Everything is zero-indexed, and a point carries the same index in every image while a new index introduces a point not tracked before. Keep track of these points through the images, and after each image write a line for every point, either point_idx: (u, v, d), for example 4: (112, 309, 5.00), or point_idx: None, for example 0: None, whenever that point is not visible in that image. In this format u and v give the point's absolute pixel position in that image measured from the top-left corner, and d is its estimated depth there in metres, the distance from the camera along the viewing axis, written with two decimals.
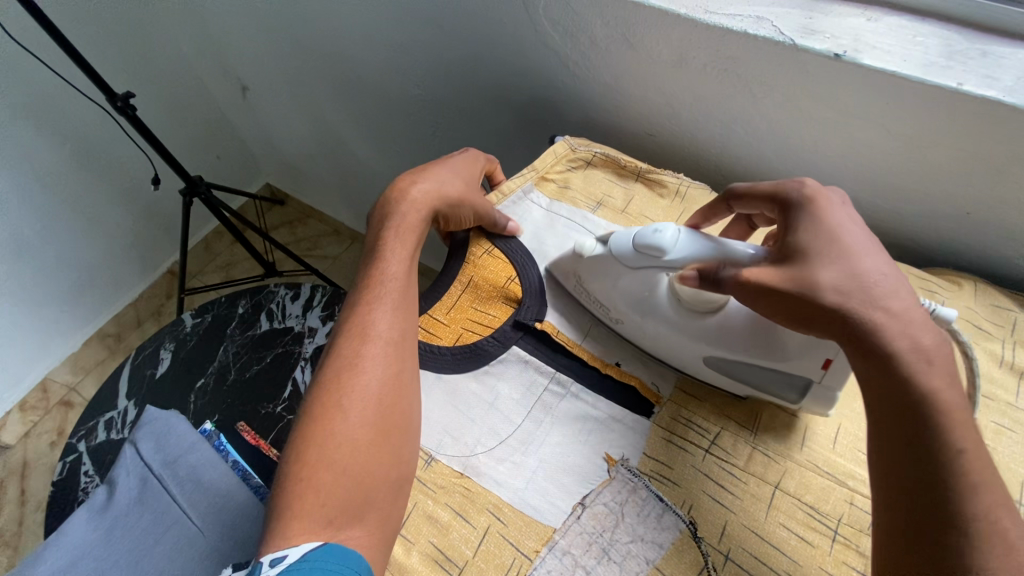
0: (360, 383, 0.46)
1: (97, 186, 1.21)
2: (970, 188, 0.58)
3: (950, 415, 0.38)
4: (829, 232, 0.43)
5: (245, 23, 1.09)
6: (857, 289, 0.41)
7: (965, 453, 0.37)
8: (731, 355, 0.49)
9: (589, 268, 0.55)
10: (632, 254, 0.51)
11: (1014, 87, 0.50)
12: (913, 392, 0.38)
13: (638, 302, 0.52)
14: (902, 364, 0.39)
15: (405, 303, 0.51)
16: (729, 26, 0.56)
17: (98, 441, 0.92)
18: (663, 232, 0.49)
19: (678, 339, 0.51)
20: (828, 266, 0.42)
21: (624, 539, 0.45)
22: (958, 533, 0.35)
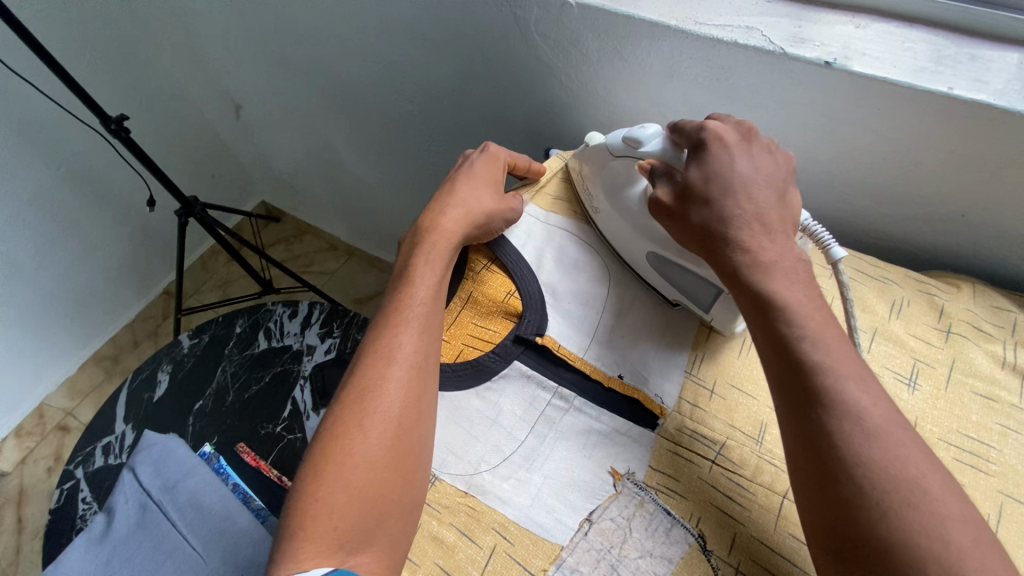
0: (382, 403, 0.46)
1: (92, 208, 1.20)
2: (965, 189, 0.58)
3: (799, 312, 0.43)
4: (704, 165, 0.48)
5: (238, 43, 1.10)
6: (718, 215, 0.47)
7: (810, 341, 0.41)
8: (667, 254, 0.54)
9: (588, 158, 0.61)
10: (618, 146, 0.56)
11: (1003, 90, 0.51)
12: (764, 295, 0.44)
13: (612, 194, 0.58)
14: (748, 275, 0.45)
15: (430, 326, 0.51)
16: (719, 37, 0.57)
17: (95, 467, 0.91)
18: (642, 131, 0.53)
19: (631, 233, 0.57)
20: (696, 197, 0.48)
21: (632, 555, 0.44)
22: (812, 408, 0.39)
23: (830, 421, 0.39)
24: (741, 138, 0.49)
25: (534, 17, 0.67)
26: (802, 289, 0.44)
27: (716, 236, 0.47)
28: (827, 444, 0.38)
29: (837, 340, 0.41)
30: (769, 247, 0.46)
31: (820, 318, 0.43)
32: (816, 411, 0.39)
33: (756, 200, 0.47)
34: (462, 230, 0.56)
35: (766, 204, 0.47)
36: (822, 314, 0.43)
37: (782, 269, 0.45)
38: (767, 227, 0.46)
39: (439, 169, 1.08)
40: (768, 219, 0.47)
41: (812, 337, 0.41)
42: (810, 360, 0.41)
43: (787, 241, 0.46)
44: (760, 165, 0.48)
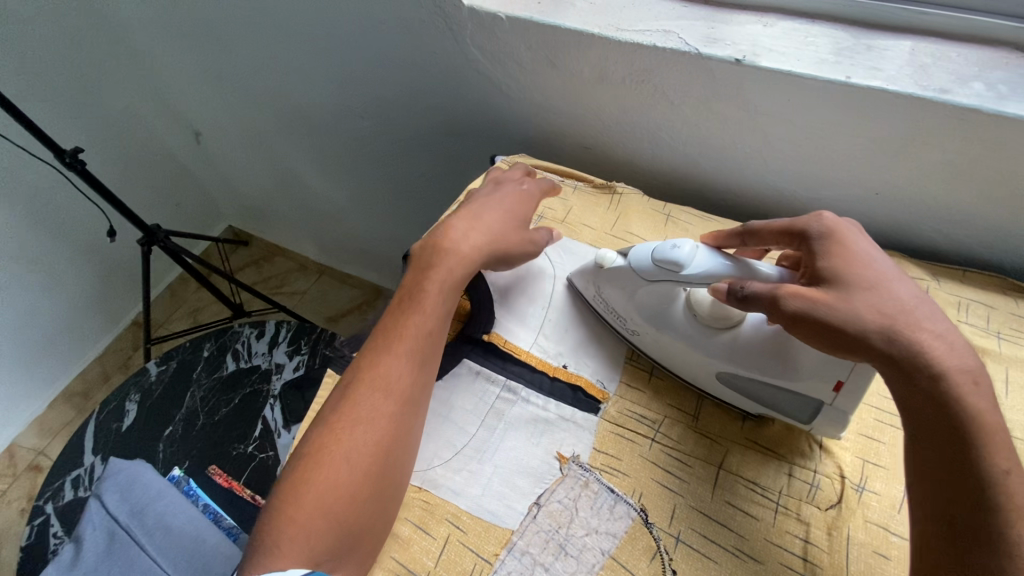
0: (370, 434, 0.45)
1: (53, 243, 1.20)
2: (875, 170, 0.61)
3: (1000, 441, 0.38)
4: (852, 252, 0.45)
5: (193, 71, 1.11)
6: (897, 315, 0.41)
7: (1016, 479, 0.37)
8: (750, 372, 0.49)
9: (609, 282, 0.55)
10: (652, 270, 0.51)
11: (896, 76, 0.55)
12: (968, 420, 0.38)
13: (654, 315, 0.54)
14: (951, 396, 0.39)
15: (428, 357, 0.50)
16: (640, 42, 0.61)
17: (65, 500, 0.91)
18: (678, 252, 0.49)
19: (694, 354, 0.51)
20: (863, 290, 0.42)
21: (579, 533, 0.46)
22: (1002, 556, 0.36)
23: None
24: (858, 226, 0.48)
25: (469, 32, 0.70)
26: (988, 406, 0.40)
27: (899, 344, 0.41)
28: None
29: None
30: (952, 354, 0.41)
31: (1007, 445, 0.39)
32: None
33: (914, 289, 0.43)
34: (480, 246, 0.55)
35: (919, 298, 0.44)
36: (1003, 436, 0.39)
37: (982, 373, 0.40)
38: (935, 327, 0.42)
39: (398, 183, 1.10)
40: (932, 315, 0.43)
41: (1018, 474, 0.38)
42: (1016, 501, 0.37)
43: (951, 341, 0.42)
44: (884, 254, 0.47)
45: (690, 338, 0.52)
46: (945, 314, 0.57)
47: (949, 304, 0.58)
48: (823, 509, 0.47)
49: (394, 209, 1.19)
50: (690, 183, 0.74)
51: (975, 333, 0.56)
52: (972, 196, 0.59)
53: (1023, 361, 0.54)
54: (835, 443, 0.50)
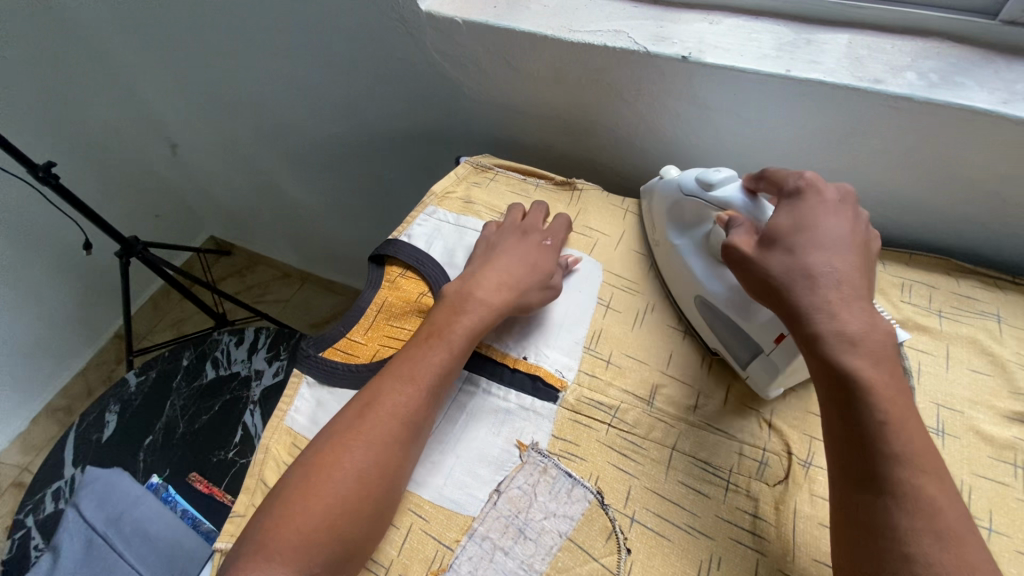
0: (380, 455, 0.47)
1: (31, 258, 1.20)
2: (820, 161, 0.64)
3: (882, 394, 0.40)
4: (795, 217, 0.48)
5: (167, 82, 1.12)
6: (800, 270, 0.45)
7: (891, 428, 0.39)
8: (713, 300, 0.55)
9: (659, 196, 0.63)
10: (689, 188, 0.58)
11: (834, 68, 0.57)
12: (842, 365, 0.41)
13: (679, 230, 0.60)
14: (830, 339, 0.42)
15: (442, 390, 0.51)
16: (590, 42, 0.63)
17: (45, 513, 0.91)
18: (715, 175, 0.56)
19: (685, 274, 0.58)
20: (779, 246, 0.47)
21: (538, 517, 0.48)
22: (884, 494, 0.38)
23: (897, 514, 0.37)
24: (840, 199, 0.49)
25: (429, 36, 0.72)
26: (888, 367, 0.41)
27: (792, 291, 0.45)
28: (889, 533, 0.37)
29: (919, 431, 0.40)
30: (858, 314, 0.43)
31: (903, 403, 0.40)
32: (881, 496, 0.38)
33: (845, 263, 0.45)
34: (501, 288, 0.57)
35: (852, 266, 0.46)
36: (902, 399, 0.40)
37: (872, 342, 0.42)
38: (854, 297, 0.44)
39: (372, 187, 1.11)
40: (856, 281, 0.45)
41: (895, 423, 0.39)
42: (887, 445, 0.39)
43: (872, 309, 0.44)
44: (852, 229, 0.48)
45: (689, 259, 0.58)
46: (889, 295, 0.59)
47: (894, 286, 0.60)
48: (771, 485, 0.49)
49: (370, 214, 1.21)
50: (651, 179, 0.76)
51: (917, 312, 0.58)
52: (914, 181, 0.61)
53: (964, 338, 0.56)
54: (784, 422, 0.52)
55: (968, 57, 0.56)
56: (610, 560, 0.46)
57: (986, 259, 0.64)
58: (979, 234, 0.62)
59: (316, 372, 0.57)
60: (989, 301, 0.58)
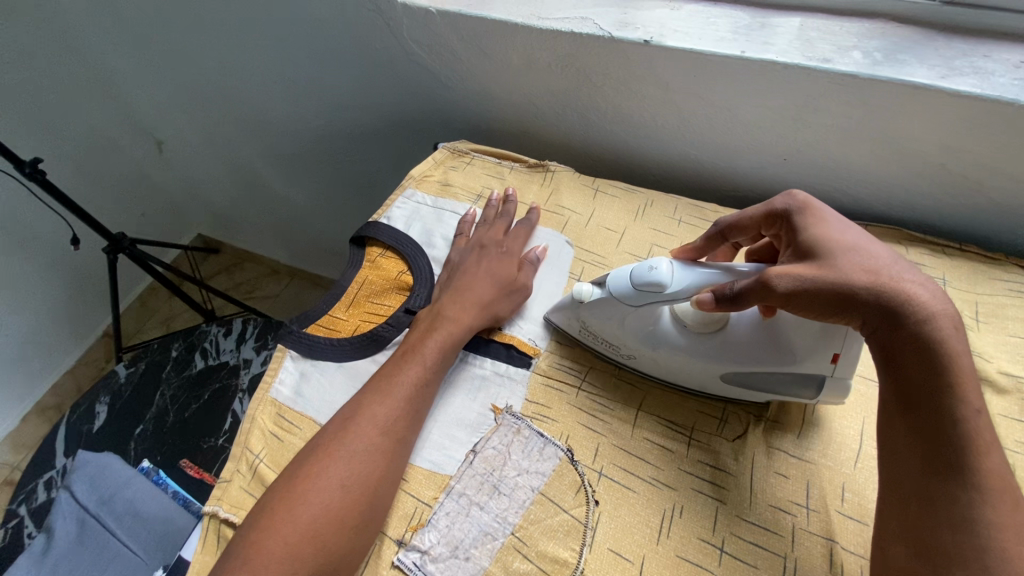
0: (362, 466, 0.48)
1: (18, 255, 1.21)
2: (778, 139, 0.67)
3: (970, 387, 0.39)
4: (830, 223, 0.46)
5: (152, 79, 1.14)
6: (875, 271, 0.42)
7: (982, 416, 0.39)
8: (749, 368, 0.50)
9: (592, 312, 0.54)
10: (634, 295, 0.50)
11: (786, 49, 0.60)
12: (938, 364, 0.40)
13: (646, 334, 0.53)
14: (924, 340, 0.40)
15: (421, 403, 0.53)
16: (558, 28, 0.65)
17: (38, 502, 0.93)
18: (658, 274, 0.48)
19: (693, 363, 0.51)
20: (842, 253, 0.44)
21: (511, 474, 0.50)
22: (974, 487, 0.37)
23: (991, 506, 0.37)
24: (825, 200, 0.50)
25: (405, 26, 0.74)
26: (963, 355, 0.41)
27: (881, 297, 0.41)
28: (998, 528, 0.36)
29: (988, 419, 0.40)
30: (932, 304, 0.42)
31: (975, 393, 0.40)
32: (975, 493, 0.37)
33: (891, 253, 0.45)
34: (462, 302, 0.58)
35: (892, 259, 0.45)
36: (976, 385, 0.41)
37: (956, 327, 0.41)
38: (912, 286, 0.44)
39: (356, 180, 1.14)
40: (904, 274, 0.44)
41: (983, 413, 0.39)
42: (976, 440, 0.38)
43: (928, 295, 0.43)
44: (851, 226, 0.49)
45: (685, 350, 0.51)
46: None
47: None
48: (730, 439, 0.52)
49: (356, 206, 1.23)
50: (622, 162, 0.80)
51: None
52: (866, 156, 0.64)
53: None
54: None
55: (911, 36, 0.60)
56: (579, 511, 0.48)
57: (937, 229, 0.68)
58: (929, 205, 0.66)
59: (299, 346, 0.60)
60: (937, 267, 0.62)
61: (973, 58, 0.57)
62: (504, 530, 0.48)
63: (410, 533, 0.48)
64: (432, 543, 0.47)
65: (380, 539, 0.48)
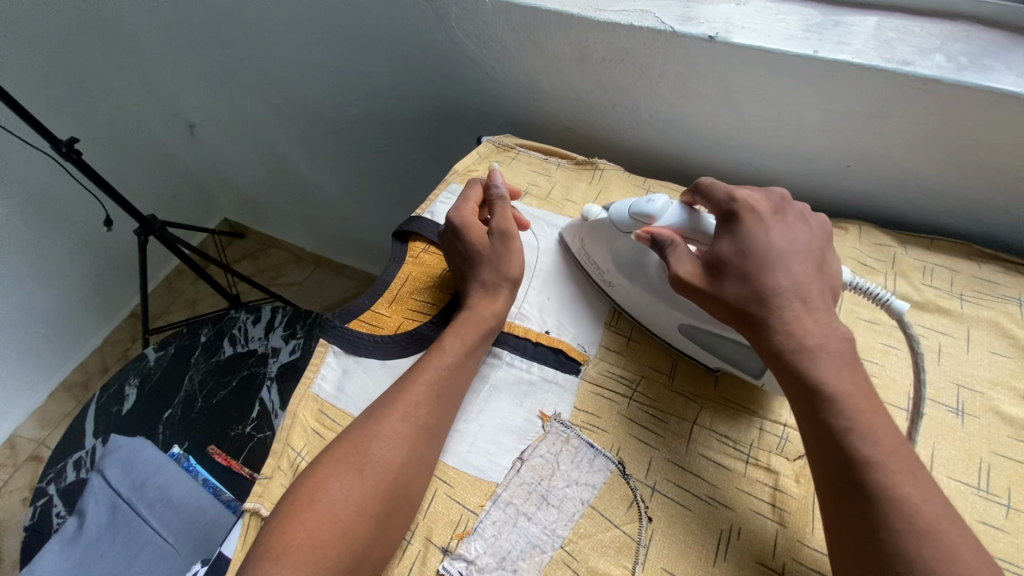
0: (385, 453, 0.47)
1: (51, 234, 1.21)
2: (844, 144, 0.64)
3: (850, 402, 0.42)
4: (738, 241, 0.48)
5: (188, 61, 1.13)
6: (754, 293, 0.46)
7: (858, 433, 0.40)
8: (698, 321, 0.52)
9: (592, 233, 0.59)
10: (627, 223, 0.55)
11: (862, 50, 0.57)
12: (809, 378, 0.43)
13: (626, 268, 0.56)
14: (791, 357, 0.44)
15: (450, 392, 0.51)
16: (617, 21, 0.62)
17: (67, 481, 0.93)
18: (650, 205, 0.52)
19: (659, 306, 0.54)
20: (730, 274, 0.47)
21: (560, 485, 0.49)
22: (866, 500, 0.38)
23: (879, 514, 0.38)
24: (775, 209, 0.50)
25: (454, 16, 0.72)
26: (848, 375, 0.43)
27: (758, 320, 0.46)
28: (873, 535, 0.37)
29: (886, 434, 0.40)
30: (813, 328, 0.45)
31: (867, 408, 0.42)
32: (861, 501, 0.39)
33: (799, 273, 0.47)
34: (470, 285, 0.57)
35: (805, 279, 0.47)
36: (868, 404, 0.42)
37: (829, 353, 0.44)
38: (808, 304, 0.46)
39: (390, 170, 1.12)
40: (810, 295, 0.46)
41: (860, 429, 0.40)
42: (853, 449, 0.40)
43: (830, 319, 0.45)
44: (795, 236, 0.48)
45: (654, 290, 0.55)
46: (911, 278, 0.60)
47: (915, 269, 0.61)
48: (792, 460, 0.49)
49: (388, 196, 1.21)
50: (671, 162, 0.77)
51: (939, 295, 0.59)
52: (937, 165, 0.61)
53: (984, 321, 0.57)
54: None
55: (997, 40, 0.56)
56: (631, 528, 0.46)
57: (1007, 243, 0.65)
58: (1002, 218, 0.63)
59: (342, 342, 0.58)
60: (1011, 286, 0.59)
61: None
62: (553, 543, 0.46)
63: (455, 541, 0.47)
64: (478, 552, 0.46)
65: (424, 546, 0.47)
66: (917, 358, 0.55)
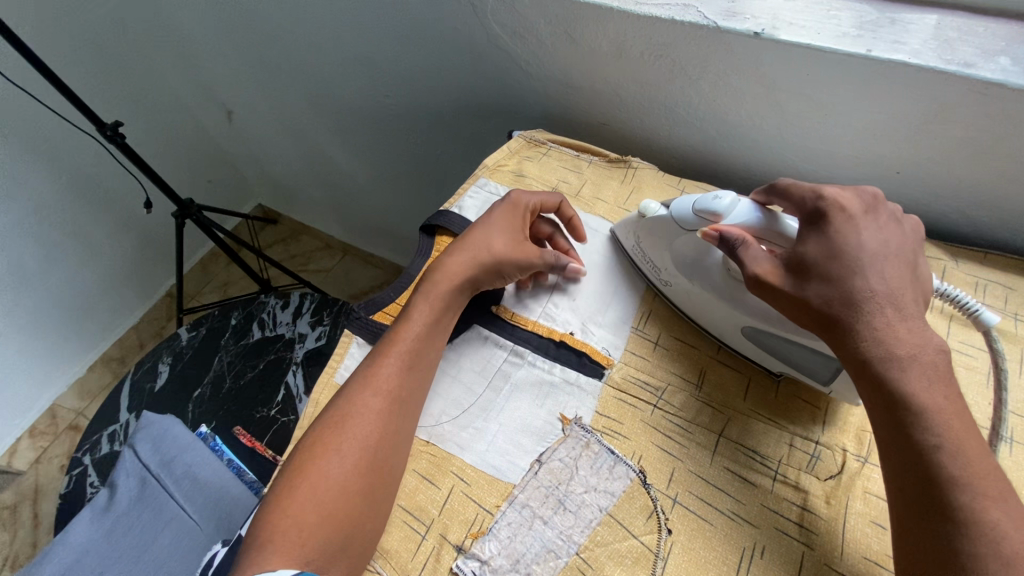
0: (361, 429, 0.47)
1: (95, 214, 1.26)
2: (895, 149, 0.60)
3: (939, 418, 0.40)
4: (827, 241, 0.46)
5: (227, 48, 1.15)
6: (844, 297, 0.44)
7: (948, 451, 0.38)
8: (767, 327, 0.51)
9: (649, 230, 0.57)
10: (692, 221, 0.52)
11: (919, 50, 0.53)
12: (897, 390, 0.41)
13: (690, 265, 0.55)
14: (880, 367, 0.42)
15: (421, 365, 0.51)
16: (657, 15, 0.60)
17: (101, 453, 0.97)
18: (718, 204, 0.50)
19: (722, 305, 0.53)
20: (816, 275, 0.45)
21: (579, 490, 0.48)
22: (950, 522, 0.37)
23: (965, 540, 0.36)
24: (868, 208, 0.48)
25: (490, 7, 0.71)
26: (941, 389, 0.41)
27: (840, 326, 0.44)
28: (954, 559, 0.36)
29: (979, 453, 0.39)
30: (904, 337, 0.42)
31: (959, 425, 0.40)
32: (947, 523, 0.37)
33: (887, 278, 0.44)
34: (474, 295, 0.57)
35: (897, 284, 0.45)
36: (961, 422, 0.40)
37: (921, 365, 0.41)
38: (900, 311, 0.43)
39: (420, 161, 1.12)
40: (904, 301, 0.44)
41: (950, 448, 0.39)
42: (941, 469, 0.38)
43: (924, 329, 0.43)
44: (888, 239, 0.46)
45: (718, 290, 0.54)
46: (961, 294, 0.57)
47: (967, 284, 0.57)
48: (822, 479, 0.47)
49: (417, 187, 1.22)
50: (707, 162, 0.74)
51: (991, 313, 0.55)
52: (997, 175, 0.57)
53: None
54: (839, 418, 0.50)
55: None
56: (650, 539, 0.45)
57: None
58: None
59: (366, 333, 0.59)
60: None
61: None
62: (569, 549, 0.45)
63: (470, 540, 0.46)
64: (492, 553, 0.46)
65: (438, 543, 0.47)
66: (966, 379, 0.52)
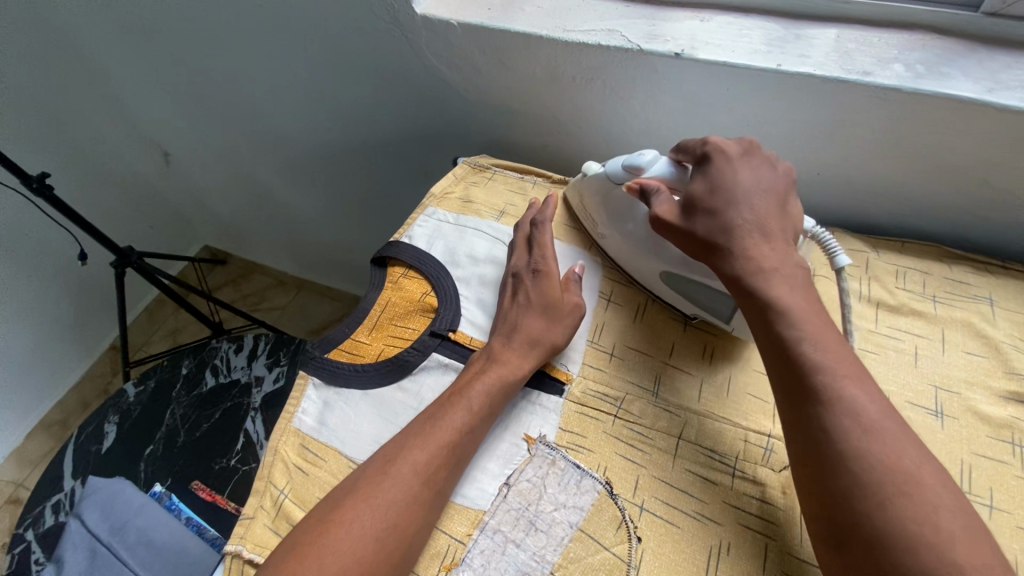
0: (390, 512, 0.45)
1: (25, 270, 1.19)
2: (813, 153, 0.65)
3: (799, 315, 0.45)
4: (710, 180, 0.51)
5: (160, 90, 1.12)
6: (722, 227, 0.49)
7: (808, 342, 0.43)
8: (681, 271, 0.56)
9: (587, 186, 0.63)
10: (619, 175, 0.58)
11: (823, 62, 0.58)
12: (764, 298, 0.46)
13: (616, 218, 0.60)
14: (752, 277, 0.47)
15: (463, 453, 0.49)
16: (583, 41, 0.63)
17: (46, 527, 0.90)
18: (642, 159, 0.56)
19: (642, 254, 0.58)
20: (701, 210, 0.50)
21: (548, 509, 0.48)
22: (819, 405, 0.41)
23: (829, 418, 0.41)
24: (743, 151, 0.53)
25: (424, 39, 0.72)
26: (800, 293, 0.46)
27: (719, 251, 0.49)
28: (822, 435, 0.41)
29: (835, 342, 0.44)
30: (769, 254, 0.48)
31: (817, 320, 0.45)
32: (813, 405, 0.42)
33: (758, 207, 0.50)
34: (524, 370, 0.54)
35: (767, 214, 0.50)
36: (820, 319, 0.45)
37: (781, 275, 0.47)
38: (766, 235, 0.49)
39: (369, 191, 1.11)
40: (774, 225, 0.49)
41: (809, 338, 0.44)
42: (806, 358, 0.43)
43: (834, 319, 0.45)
44: (761, 175, 0.51)
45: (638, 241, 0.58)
46: (884, 282, 0.61)
47: (888, 273, 0.62)
48: (777, 470, 0.49)
49: (368, 218, 1.21)
50: None
51: (912, 298, 0.60)
52: (903, 171, 0.62)
53: (957, 321, 0.58)
54: None
55: (953, 48, 0.58)
56: (621, 549, 0.46)
57: (973, 244, 0.66)
58: (968, 218, 0.64)
59: (322, 373, 0.58)
60: (982, 286, 0.60)
61: (1017, 72, 0.55)
62: (543, 570, 0.45)
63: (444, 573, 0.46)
64: None
65: None
66: (897, 363, 0.55)
